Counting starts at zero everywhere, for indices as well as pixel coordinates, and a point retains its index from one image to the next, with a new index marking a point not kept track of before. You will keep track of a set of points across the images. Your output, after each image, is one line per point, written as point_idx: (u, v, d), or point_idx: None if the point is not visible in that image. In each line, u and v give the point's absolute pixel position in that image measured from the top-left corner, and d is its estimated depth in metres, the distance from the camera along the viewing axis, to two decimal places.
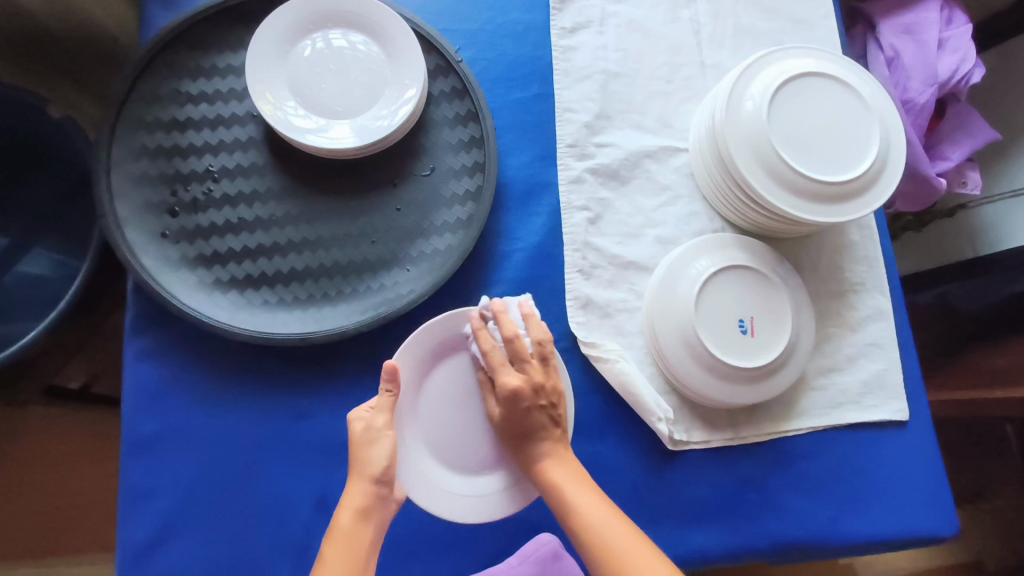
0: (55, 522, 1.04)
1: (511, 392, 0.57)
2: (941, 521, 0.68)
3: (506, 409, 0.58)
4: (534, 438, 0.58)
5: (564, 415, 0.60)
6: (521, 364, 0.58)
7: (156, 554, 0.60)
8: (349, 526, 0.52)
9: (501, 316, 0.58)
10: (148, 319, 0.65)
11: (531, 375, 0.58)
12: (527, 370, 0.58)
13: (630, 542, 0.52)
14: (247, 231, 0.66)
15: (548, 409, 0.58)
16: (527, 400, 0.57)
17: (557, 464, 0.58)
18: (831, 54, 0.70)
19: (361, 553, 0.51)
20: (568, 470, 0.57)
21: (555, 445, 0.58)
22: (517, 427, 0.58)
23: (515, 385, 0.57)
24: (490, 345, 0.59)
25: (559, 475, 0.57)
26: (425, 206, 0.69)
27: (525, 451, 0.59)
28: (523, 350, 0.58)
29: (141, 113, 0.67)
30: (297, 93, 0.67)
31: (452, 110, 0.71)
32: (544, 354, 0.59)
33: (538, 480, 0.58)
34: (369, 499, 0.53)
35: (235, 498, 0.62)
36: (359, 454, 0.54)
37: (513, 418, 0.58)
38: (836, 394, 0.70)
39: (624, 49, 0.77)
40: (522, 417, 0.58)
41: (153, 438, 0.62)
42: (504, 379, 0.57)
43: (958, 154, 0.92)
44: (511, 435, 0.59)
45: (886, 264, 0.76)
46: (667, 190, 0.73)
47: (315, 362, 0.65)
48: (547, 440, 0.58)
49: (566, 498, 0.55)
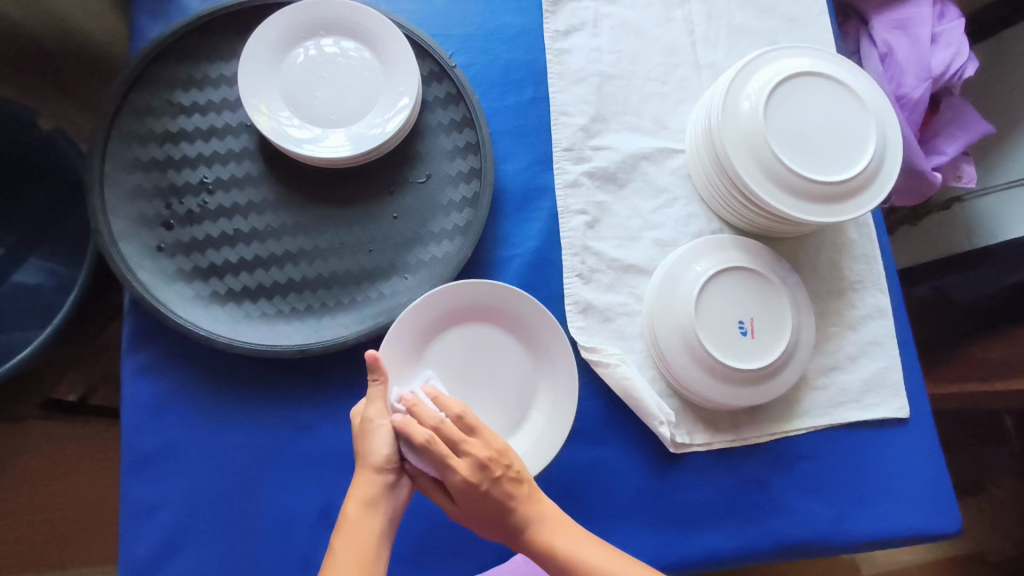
0: (54, 536, 1.04)
1: (464, 480, 0.50)
2: (943, 518, 0.68)
3: (465, 501, 0.51)
4: (510, 513, 0.51)
5: (524, 471, 0.53)
6: (459, 447, 0.51)
7: (159, 570, 0.60)
8: (356, 519, 0.50)
9: (416, 408, 0.52)
10: (146, 334, 0.64)
11: (473, 453, 0.51)
12: (468, 452, 0.51)
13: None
14: (244, 242, 0.66)
15: (505, 478, 0.52)
16: (482, 483, 0.51)
17: (543, 526, 0.52)
18: (826, 53, 0.70)
19: (368, 546, 0.49)
20: (557, 529, 0.52)
21: (533, 507, 0.52)
22: (486, 512, 0.52)
23: (463, 475, 0.50)
24: (425, 441, 0.51)
25: (549, 536, 0.51)
26: (423, 213, 0.69)
27: (505, 532, 0.52)
28: (453, 433, 0.51)
29: (134, 126, 0.66)
30: (291, 102, 0.66)
31: (447, 116, 0.70)
32: (472, 425, 0.52)
33: (534, 553, 0.52)
34: (374, 489, 0.51)
35: (238, 512, 0.62)
36: (361, 445, 0.53)
37: (480, 505, 0.51)
38: (837, 393, 0.70)
39: (619, 50, 0.76)
40: (488, 499, 0.51)
41: (155, 453, 0.62)
42: (451, 472, 0.50)
43: (953, 148, 0.92)
44: (484, 523, 0.52)
45: (884, 262, 0.76)
46: (665, 192, 0.73)
47: (315, 373, 0.65)
48: (523, 505, 0.52)
49: (559, 556, 0.50)
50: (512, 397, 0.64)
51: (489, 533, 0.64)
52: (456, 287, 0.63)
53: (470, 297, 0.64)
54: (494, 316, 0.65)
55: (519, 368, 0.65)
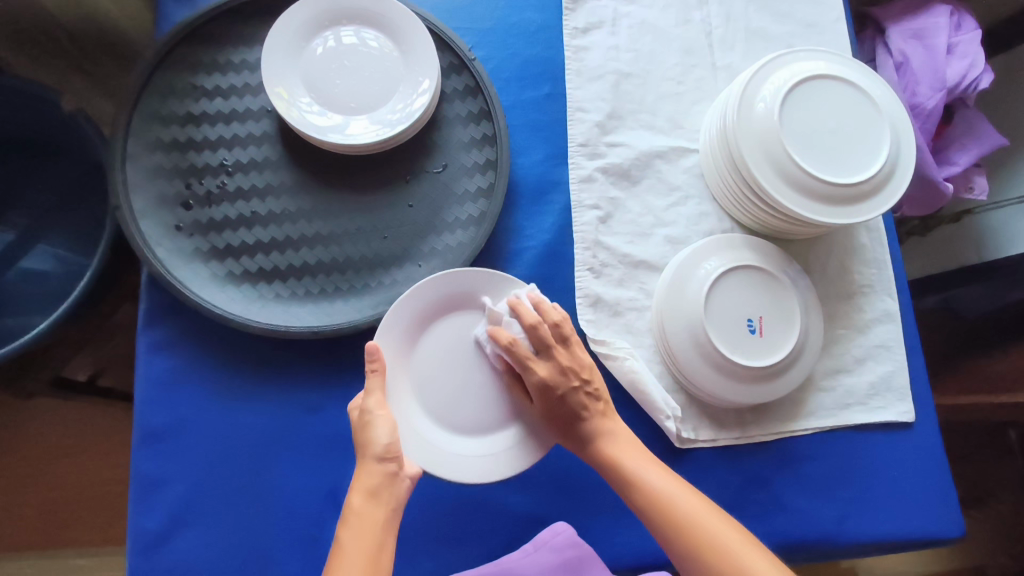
0: (61, 514, 1.05)
1: (544, 380, 0.58)
2: (945, 522, 0.68)
3: (544, 401, 0.59)
4: (580, 421, 0.59)
5: (601, 389, 0.60)
6: (547, 352, 0.58)
7: (167, 543, 0.61)
8: (360, 507, 0.51)
9: (518, 307, 0.59)
10: (162, 311, 0.65)
11: (559, 360, 0.58)
12: (553, 357, 0.58)
13: (686, 498, 0.54)
14: (260, 225, 0.67)
15: (583, 391, 0.59)
16: (561, 387, 0.58)
17: (611, 440, 0.58)
18: (842, 57, 0.71)
19: (375, 534, 0.50)
20: (625, 445, 0.58)
21: (604, 421, 0.59)
22: (560, 414, 0.59)
23: (544, 376, 0.58)
24: (511, 340, 0.58)
25: (620, 451, 0.57)
26: (438, 202, 0.69)
27: (575, 437, 0.59)
28: (546, 335, 0.58)
29: (157, 107, 0.67)
30: (311, 90, 0.67)
31: (465, 107, 0.71)
32: (565, 337, 0.59)
33: (599, 463, 0.58)
34: (377, 478, 0.52)
35: (246, 489, 0.62)
36: (361, 437, 0.54)
37: (555, 407, 0.59)
38: (843, 396, 0.70)
39: (636, 49, 0.77)
40: (564, 403, 0.58)
41: (166, 429, 0.63)
42: (533, 372, 0.58)
43: (965, 159, 0.91)
44: (553, 422, 0.60)
45: (894, 267, 0.76)
46: (677, 190, 0.74)
47: (325, 355, 0.66)
48: (596, 418, 0.59)
49: (622, 468, 0.56)
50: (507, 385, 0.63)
51: (494, 521, 0.65)
52: (449, 276, 0.63)
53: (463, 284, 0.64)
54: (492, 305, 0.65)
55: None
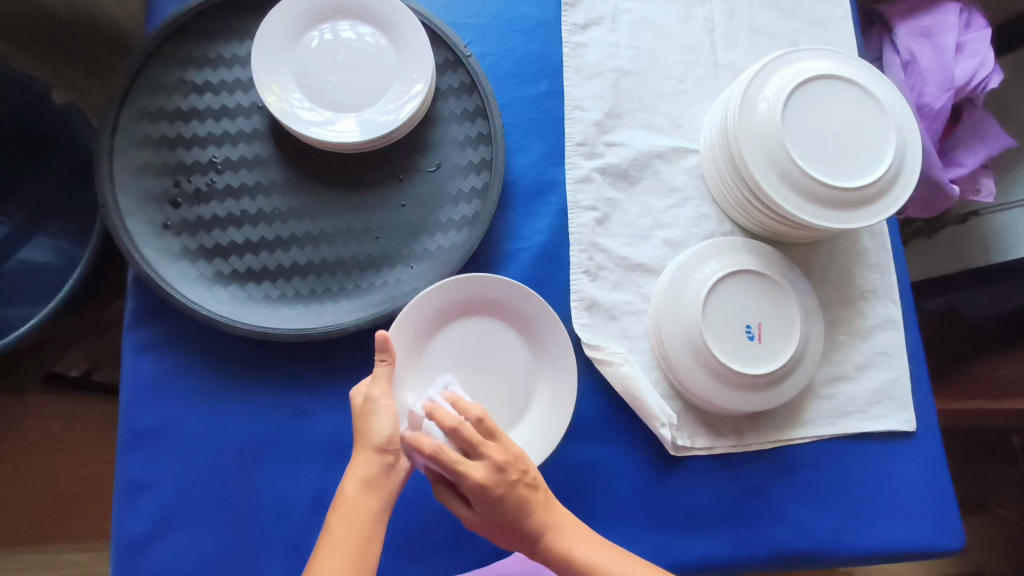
0: (53, 510, 1.04)
1: (479, 488, 0.47)
2: (945, 534, 0.67)
3: (483, 508, 0.49)
4: (524, 521, 0.50)
5: (541, 478, 0.51)
6: (477, 453, 0.48)
7: (151, 548, 0.60)
8: (353, 497, 0.49)
9: (436, 410, 0.48)
10: (148, 311, 0.64)
11: (492, 458, 0.48)
12: (488, 457, 0.48)
13: None
14: (250, 224, 0.66)
15: (523, 483, 0.49)
16: (498, 488, 0.48)
17: (558, 534, 0.50)
18: (847, 57, 0.69)
19: (365, 526, 0.48)
20: (573, 536, 0.51)
21: (546, 514, 0.50)
22: (499, 519, 0.50)
23: (481, 481, 0.47)
24: (434, 450, 0.47)
25: (571, 546, 0.50)
26: (431, 202, 0.68)
27: (521, 540, 0.51)
28: (472, 437, 0.48)
29: (145, 102, 0.66)
30: (302, 86, 0.66)
31: (460, 105, 0.70)
32: (491, 429, 0.49)
33: (553, 563, 0.50)
34: (373, 470, 0.50)
35: (232, 493, 0.61)
36: (363, 424, 0.51)
37: (494, 513, 0.49)
38: (844, 403, 0.69)
39: (636, 47, 0.75)
40: (502, 506, 0.48)
41: (152, 430, 0.62)
42: (466, 479, 0.47)
43: (972, 161, 0.89)
44: (495, 528, 0.51)
45: (898, 272, 0.74)
46: (677, 192, 0.72)
47: (313, 358, 0.64)
48: (540, 513, 0.50)
49: (580, 564, 0.49)
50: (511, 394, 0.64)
51: (485, 528, 0.64)
52: (462, 280, 0.63)
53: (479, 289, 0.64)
54: (499, 310, 0.65)
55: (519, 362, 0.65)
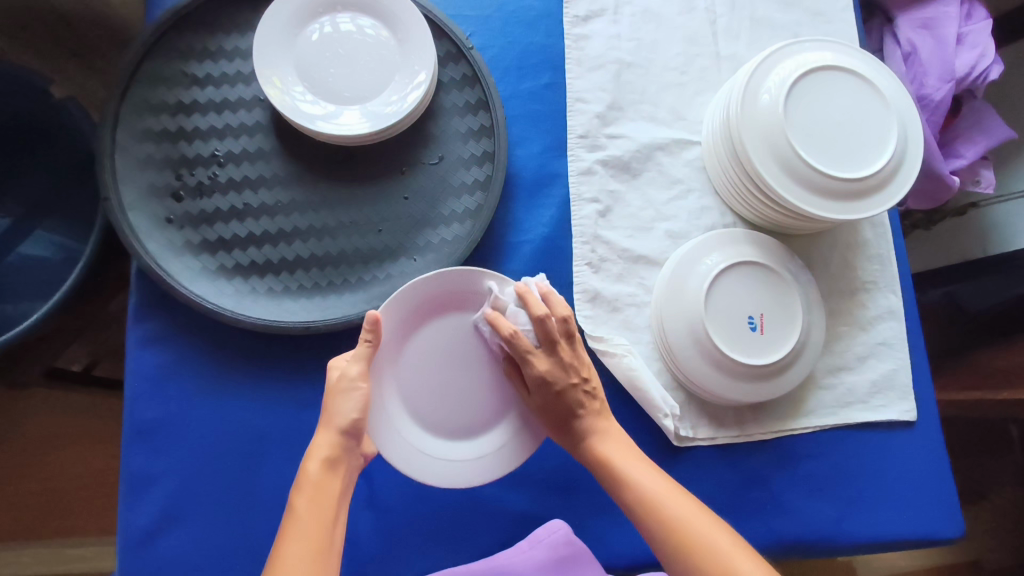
0: (56, 504, 1.04)
1: (541, 375, 0.55)
2: (944, 522, 0.67)
3: (540, 396, 0.56)
4: (574, 419, 0.56)
5: (598, 387, 0.58)
6: (551, 347, 0.55)
7: (157, 540, 0.60)
8: (317, 475, 0.49)
9: (526, 297, 0.55)
10: (151, 305, 0.64)
11: (562, 357, 0.55)
12: (558, 354, 0.55)
13: (681, 504, 0.51)
14: (253, 217, 0.66)
15: (581, 388, 0.56)
16: (559, 383, 0.55)
17: (604, 438, 0.56)
18: (850, 48, 0.69)
19: (329, 503, 0.49)
20: (616, 445, 0.56)
21: (598, 421, 0.57)
22: (555, 409, 0.57)
23: (543, 372, 0.55)
24: (512, 331, 0.55)
25: (613, 452, 0.55)
26: (434, 195, 0.68)
27: (565, 433, 0.57)
28: (553, 330, 0.55)
29: (146, 95, 0.66)
30: (304, 78, 0.66)
31: (462, 98, 0.70)
32: (571, 333, 0.56)
33: (592, 462, 0.56)
34: (336, 450, 0.51)
35: (236, 485, 0.62)
36: (330, 405, 0.52)
37: (550, 404, 0.56)
38: (845, 394, 0.69)
39: (638, 38, 0.75)
40: (558, 401, 0.56)
41: (155, 424, 0.62)
42: (532, 366, 0.55)
43: (972, 152, 0.89)
44: (547, 417, 0.57)
45: (899, 263, 0.75)
46: (679, 184, 0.72)
47: (317, 351, 0.65)
48: (590, 417, 0.56)
49: (615, 469, 0.54)
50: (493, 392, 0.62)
51: (489, 518, 0.64)
52: (439, 277, 0.60)
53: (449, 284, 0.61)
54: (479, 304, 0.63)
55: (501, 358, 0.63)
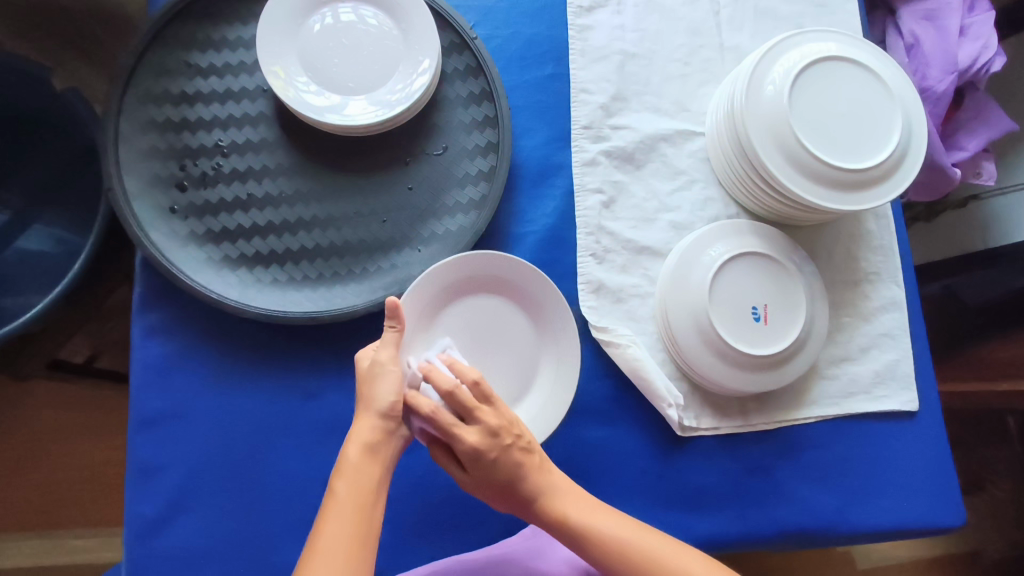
0: (58, 497, 1.05)
1: (474, 448, 0.50)
2: (946, 512, 0.68)
3: (477, 471, 0.52)
4: (520, 484, 0.52)
5: (535, 441, 0.53)
6: (471, 416, 0.51)
7: (165, 529, 0.60)
8: (356, 460, 0.49)
9: (432, 372, 0.51)
10: (156, 294, 0.64)
11: (486, 422, 0.51)
12: (481, 421, 0.51)
13: (653, 542, 0.51)
14: (257, 207, 0.66)
15: (517, 447, 0.52)
16: (493, 451, 0.51)
17: (556, 497, 0.53)
18: (854, 39, 0.69)
19: (369, 488, 0.48)
20: (569, 499, 0.53)
21: (545, 477, 0.53)
22: (497, 481, 0.52)
23: (475, 443, 0.50)
24: (433, 409, 0.51)
25: (567, 507, 0.52)
26: (438, 185, 0.68)
27: (517, 501, 0.53)
28: (467, 400, 0.50)
29: (150, 85, 0.66)
30: (308, 68, 0.65)
31: (466, 88, 0.69)
32: (487, 394, 0.52)
33: (551, 524, 0.53)
34: (376, 435, 0.50)
35: (243, 475, 0.62)
36: (366, 389, 0.52)
37: (490, 476, 0.52)
38: (847, 384, 0.70)
39: (642, 29, 0.75)
40: (498, 469, 0.52)
41: (161, 414, 0.62)
42: (461, 440, 0.50)
43: (973, 145, 0.90)
44: (491, 488, 0.53)
45: (902, 254, 0.75)
46: (682, 174, 0.72)
47: (322, 340, 0.65)
48: (536, 475, 0.53)
49: (571, 525, 0.52)
50: (512, 373, 0.64)
51: (494, 508, 0.64)
52: (468, 258, 0.63)
53: (484, 267, 0.64)
54: (502, 287, 0.65)
55: (521, 341, 0.65)
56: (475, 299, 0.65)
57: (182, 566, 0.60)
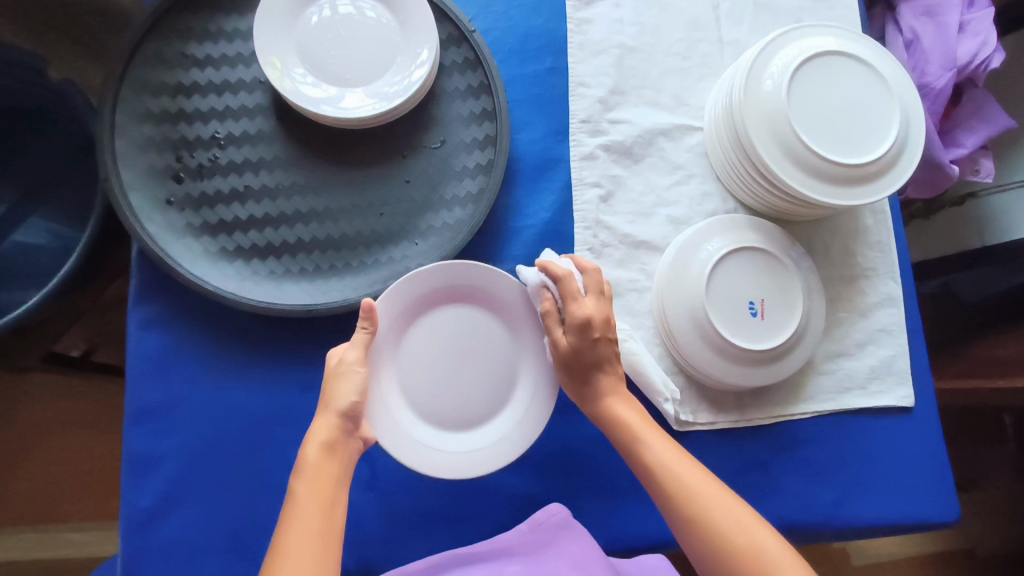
0: (54, 489, 1.05)
1: (590, 316, 0.57)
2: (941, 507, 0.68)
3: (576, 337, 0.57)
4: (602, 372, 0.58)
5: (620, 354, 0.60)
6: (598, 297, 0.58)
7: (160, 522, 0.60)
8: (317, 459, 0.50)
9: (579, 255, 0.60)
10: (152, 286, 0.64)
11: (605, 309, 0.58)
12: (602, 304, 0.58)
13: (693, 475, 0.53)
14: (254, 200, 0.65)
15: (614, 346, 0.59)
16: (601, 330, 0.57)
17: (623, 400, 0.58)
18: (854, 33, 0.69)
19: (330, 486, 0.49)
20: (632, 409, 0.58)
21: (620, 380, 0.59)
22: (586, 358, 0.57)
23: (591, 311, 0.57)
24: (566, 273, 0.58)
25: (629, 412, 0.57)
26: (436, 179, 0.68)
27: (592, 387, 0.58)
28: (604, 284, 0.59)
29: (146, 76, 0.65)
30: (305, 60, 0.65)
31: (464, 81, 0.69)
32: (611, 295, 0.60)
33: (609, 421, 0.57)
34: (335, 433, 0.52)
35: (238, 468, 0.62)
36: (330, 389, 0.54)
37: (586, 351, 0.57)
38: (843, 379, 0.70)
39: (641, 23, 0.75)
40: (594, 348, 0.57)
41: (156, 407, 0.62)
42: (582, 304, 0.57)
43: (973, 141, 0.89)
44: (573, 366, 0.58)
45: (899, 249, 0.75)
46: (681, 169, 0.72)
47: (318, 333, 0.65)
48: (614, 375, 0.58)
49: (629, 431, 0.56)
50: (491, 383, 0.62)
51: (491, 501, 0.64)
52: (434, 270, 0.61)
53: (456, 280, 0.62)
54: (467, 295, 0.63)
55: (496, 348, 0.63)
56: (447, 313, 0.63)
57: (177, 558, 0.60)
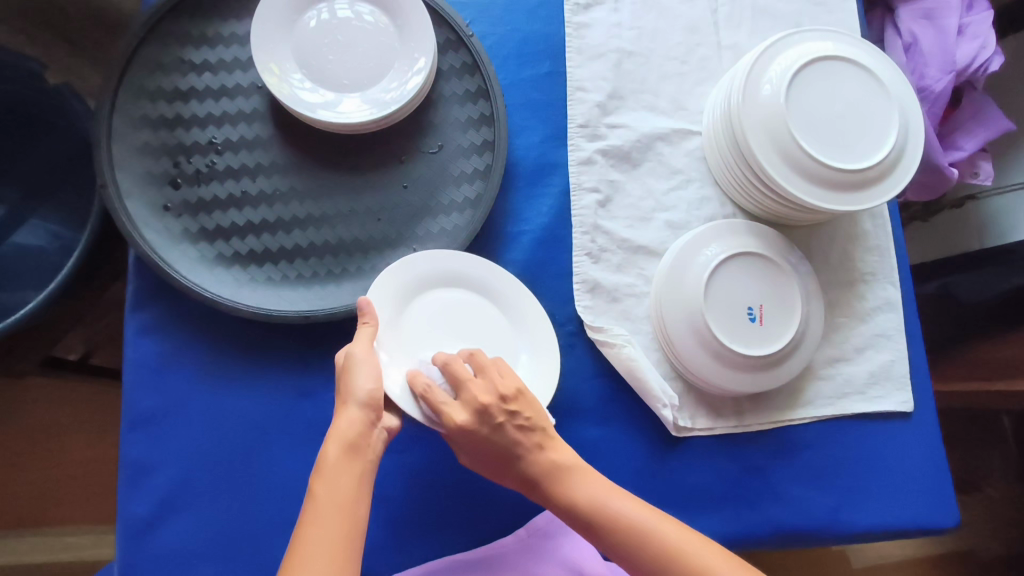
0: (53, 493, 1.04)
1: (462, 421, 0.54)
2: (940, 512, 0.68)
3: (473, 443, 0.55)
4: (517, 461, 0.55)
5: (542, 424, 0.56)
6: (459, 390, 0.55)
7: (158, 528, 0.60)
8: (337, 457, 0.50)
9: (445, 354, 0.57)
10: (149, 293, 0.64)
11: (473, 398, 0.55)
12: (469, 396, 0.55)
13: (679, 534, 0.52)
14: (251, 205, 0.65)
15: (515, 424, 0.54)
16: (483, 427, 0.54)
17: (566, 477, 0.55)
18: (852, 38, 0.69)
19: (351, 485, 0.49)
20: (586, 481, 0.55)
21: (551, 456, 0.55)
22: (496, 455, 0.55)
23: (463, 416, 0.54)
24: (425, 387, 0.55)
25: (579, 489, 0.54)
26: (434, 184, 0.68)
27: (522, 480, 0.56)
28: (457, 371, 0.56)
29: (143, 81, 0.65)
30: (303, 65, 0.65)
31: (462, 86, 0.69)
32: (480, 366, 0.57)
33: (558, 506, 0.55)
34: (355, 427, 0.51)
35: (236, 475, 0.62)
36: (344, 382, 0.53)
37: (486, 449, 0.55)
38: (842, 385, 0.70)
39: (639, 27, 0.75)
40: (494, 443, 0.54)
41: (155, 413, 0.62)
42: (450, 412, 0.54)
43: (972, 144, 0.89)
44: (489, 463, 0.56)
45: (897, 253, 0.75)
46: (679, 174, 0.72)
47: (316, 339, 0.65)
48: (533, 455, 0.55)
49: (599, 507, 0.53)
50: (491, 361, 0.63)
51: (489, 508, 0.64)
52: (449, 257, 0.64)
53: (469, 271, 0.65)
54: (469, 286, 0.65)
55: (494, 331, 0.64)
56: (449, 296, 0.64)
57: (175, 565, 0.60)
